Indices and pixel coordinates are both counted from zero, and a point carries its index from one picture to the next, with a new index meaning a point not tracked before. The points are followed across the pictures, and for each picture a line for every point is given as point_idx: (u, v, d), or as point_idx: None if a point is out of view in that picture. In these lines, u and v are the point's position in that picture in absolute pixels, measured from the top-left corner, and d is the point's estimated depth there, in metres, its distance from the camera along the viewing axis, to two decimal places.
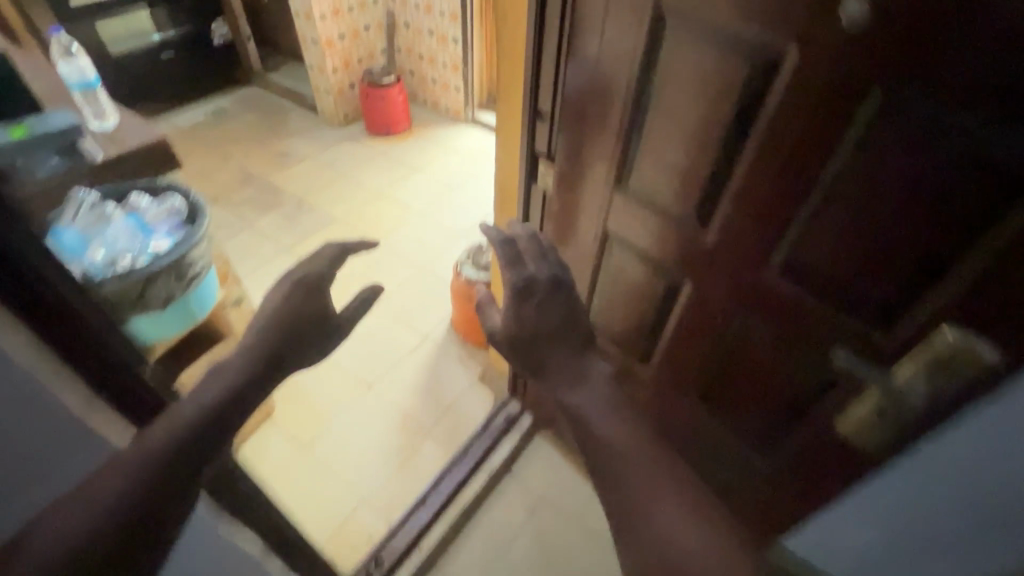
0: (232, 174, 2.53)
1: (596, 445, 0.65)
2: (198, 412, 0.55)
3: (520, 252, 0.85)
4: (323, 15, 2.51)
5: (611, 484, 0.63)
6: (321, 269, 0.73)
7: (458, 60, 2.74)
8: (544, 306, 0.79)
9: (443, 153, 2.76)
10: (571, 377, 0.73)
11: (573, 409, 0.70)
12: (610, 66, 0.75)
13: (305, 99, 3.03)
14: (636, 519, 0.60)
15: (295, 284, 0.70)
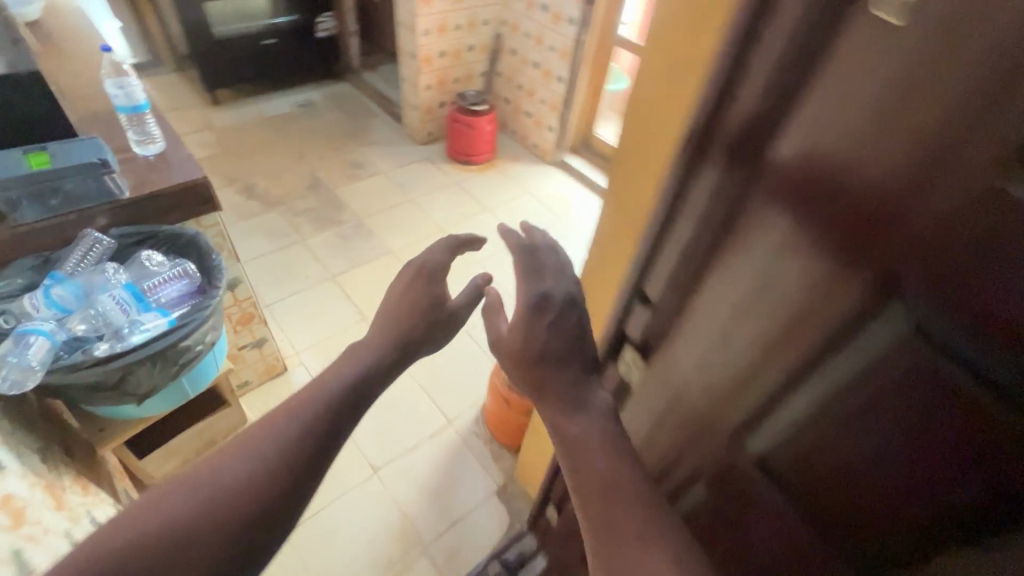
0: (301, 178, 2.44)
1: (583, 451, 0.54)
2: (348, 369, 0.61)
3: (542, 261, 0.63)
4: (427, 30, 2.35)
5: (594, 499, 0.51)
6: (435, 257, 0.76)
7: (558, 99, 2.51)
8: (560, 326, 0.59)
9: (520, 195, 2.54)
10: (573, 381, 0.59)
11: (572, 437, 0.55)
12: (792, 281, 0.43)
13: (393, 107, 2.91)
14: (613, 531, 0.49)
15: (412, 270, 0.75)
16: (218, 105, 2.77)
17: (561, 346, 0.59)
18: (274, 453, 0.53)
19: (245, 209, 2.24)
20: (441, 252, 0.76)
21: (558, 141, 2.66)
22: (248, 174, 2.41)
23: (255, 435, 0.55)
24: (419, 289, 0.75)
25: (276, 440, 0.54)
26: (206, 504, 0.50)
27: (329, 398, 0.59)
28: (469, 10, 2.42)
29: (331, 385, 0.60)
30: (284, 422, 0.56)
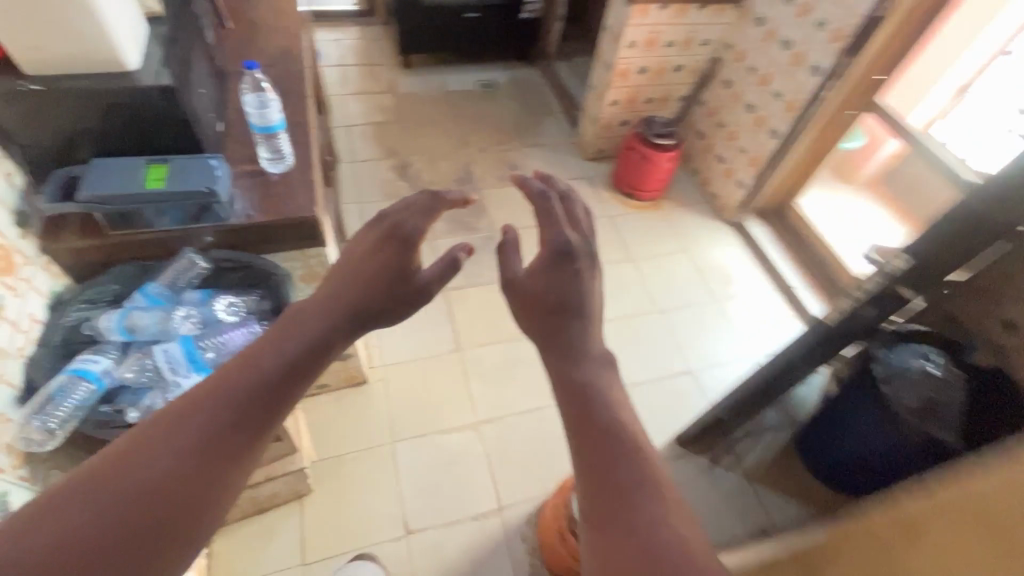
0: (455, 168, 2.35)
1: (590, 391, 0.70)
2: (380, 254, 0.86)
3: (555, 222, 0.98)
4: (634, 42, 2.02)
5: (595, 435, 0.63)
6: (411, 205, 0.93)
7: (763, 154, 2.04)
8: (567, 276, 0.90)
9: (677, 253, 2.17)
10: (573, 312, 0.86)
11: (576, 381, 0.72)
12: None
13: (572, 109, 2.66)
14: (613, 459, 0.60)
15: (386, 233, 0.88)
16: (407, 68, 2.77)
17: (573, 293, 0.88)
18: (225, 426, 0.53)
19: (393, 189, 2.22)
20: (416, 219, 0.90)
21: (745, 201, 2.20)
22: (408, 151, 2.38)
23: (194, 415, 0.52)
24: (397, 252, 0.85)
25: (218, 419, 0.53)
26: (119, 509, 0.46)
27: (291, 356, 0.61)
28: (690, 26, 2.03)
29: (282, 360, 0.60)
30: (217, 411, 0.53)
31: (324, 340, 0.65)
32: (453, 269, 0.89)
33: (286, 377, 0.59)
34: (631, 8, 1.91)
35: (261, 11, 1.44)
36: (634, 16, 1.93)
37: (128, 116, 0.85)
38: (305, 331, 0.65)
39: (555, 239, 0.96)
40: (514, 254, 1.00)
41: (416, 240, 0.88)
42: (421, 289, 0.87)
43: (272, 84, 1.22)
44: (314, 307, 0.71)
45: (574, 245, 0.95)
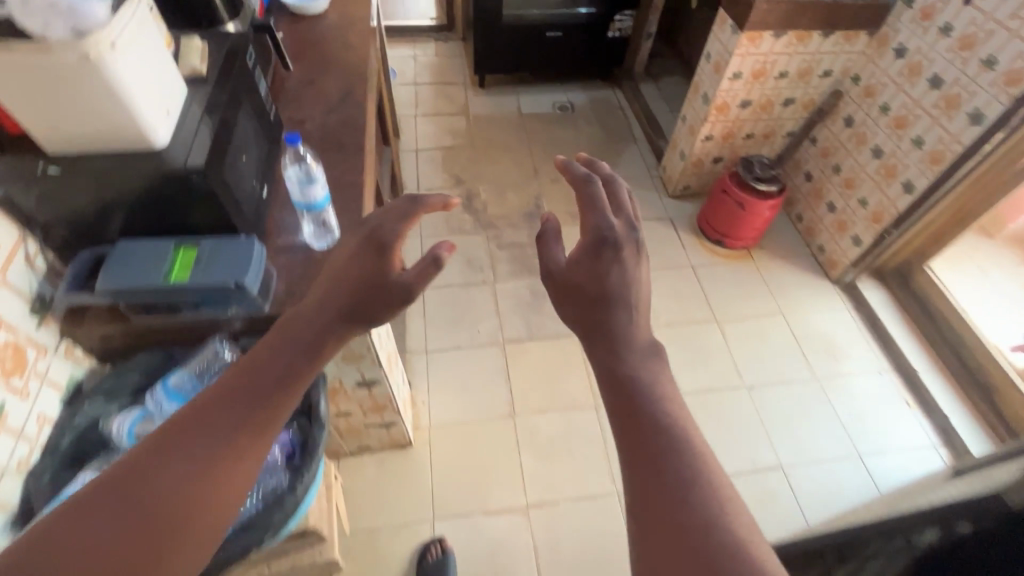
0: (524, 201, 2.18)
1: (631, 387, 0.57)
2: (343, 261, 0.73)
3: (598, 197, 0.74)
4: (738, 74, 1.76)
5: (639, 438, 0.53)
6: (396, 206, 0.77)
7: (890, 210, 1.71)
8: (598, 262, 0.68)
9: (770, 316, 1.88)
10: (618, 305, 0.65)
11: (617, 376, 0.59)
12: None
13: (656, 139, 2.42)
14: (657, 466, 0.50)
15: (365, 238, 0.74)
16: (481, 88, 2.64)
17: (618, 288, 0.66)
18: (228, 434, 0.58)
19: (457, 222, 2.09)
20: (389, 220, 0.74)
21: (860, 260, 1.87)
22: (476, 180, 2.24)
23: (200, 428, 0.57)
24: (371, 259, 0.71)
25: (222, 430, 0.57)
26: (140, 518, 0.52)
27: (283, 365, 0.63)
28: (809, 56, 1.74)
29: (282, 367, 0.63)
30: (222, 424, 0.58)
31: (321, 338, 0.66)
32: (435, 270, 0.70)
33: (286, 382, 0.62)
34: (740, 36, 1.65)
35: (329, 47, 1.34)
36: (742, 45, 1.67)
37: (155, 198, 0.74)
38: (303, 333, 0.66)
39: (599, 227, 0.70)
40: (551, 242, 0.76)
41: (393, 242, 0.72)
42: (398, 294, 0.70)
43: (330, 135, 1.11)
44: (306, 310, 0.69)
45: (621, 232, 0.70)
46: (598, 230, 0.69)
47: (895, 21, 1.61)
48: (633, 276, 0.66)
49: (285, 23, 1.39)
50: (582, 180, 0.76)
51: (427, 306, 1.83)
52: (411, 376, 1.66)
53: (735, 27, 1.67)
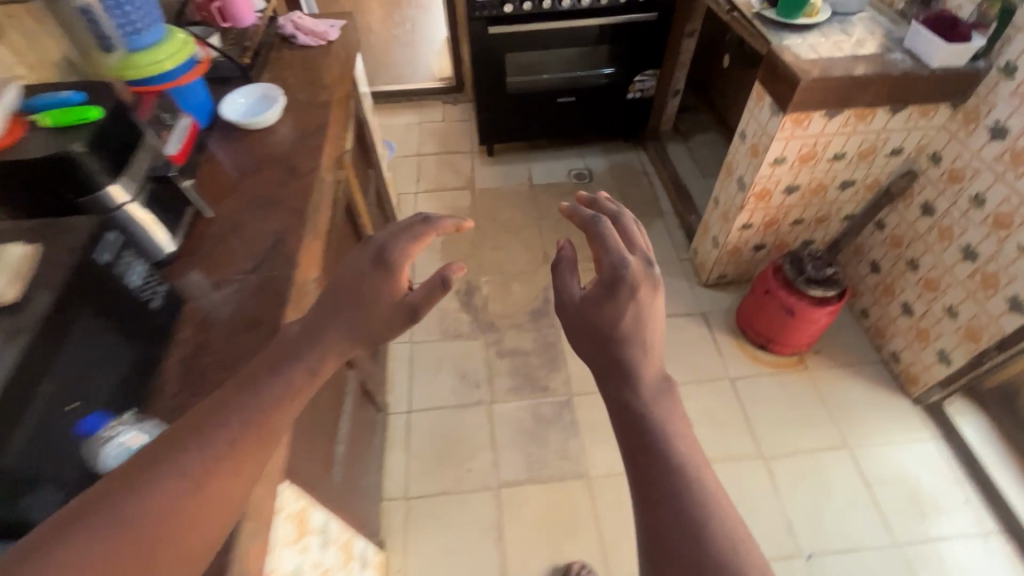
0: (531, 295, 1.91)
1: (642, 424, 0.55)
2: (345, 281, 0.63)
3: (606, 232, 0.70)
4: (782, 158, 1.44)
5: (650, 474, 0.52)
6: (403, 226, 0.67)
7: (991, 329, 1.33)
8: (607, 296, 0.64)
9: (829, 452, 1.52)
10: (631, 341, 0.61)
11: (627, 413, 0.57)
12: None
13: (685, 214, 2.11)
14: (668, 509, 0.50)
15: (371, 256, 0.64)
16: (489, 157, 2.41)
17: (629, 324, 0.62)
18: (222, 451, 0.48)
19: (452, 324, 1.84)
20: (399, 240, 0.65)
21: (949, 382, 1.48)
22: (478, 270, 1.99)
23: (190, 443, 0.48)
24: (376, 279, 0.63)
25: (212, 448, 0.48)
26: (112, 554, 0.42)
27: (288, 378, 0.54)
28: (873, 135, 1.40)
29: (277, 383, 0.53)
30: (211, 442, 0.48)
31: (321, 353, 0.57)
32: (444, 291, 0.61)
33: (282, 398, 0.53)
34: (783, 118, 1.33)
35: (272, 172, 1.14)
36: (785, 127, 1.35)
37: None
38: (303, 346, 0.57)
39: (611, 263, 0.67)
40: (565, 274, 0.72)
41: (401, 259, 0.64)
42: (403, 313, 0.61)
43: (244, 310, 0.88)
44: (301, 325, 0.60)
45: (635, 268, 0.66)
46: (614, 268, 0.65)
47: (990, 92, 1.26)
48: (646, 314, 0.63)
49: (226, 142, 1.19)
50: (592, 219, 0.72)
51: (411, 435, 1.57)
52: (386, 532, 1.40)
53: (776, 107, 1.35)
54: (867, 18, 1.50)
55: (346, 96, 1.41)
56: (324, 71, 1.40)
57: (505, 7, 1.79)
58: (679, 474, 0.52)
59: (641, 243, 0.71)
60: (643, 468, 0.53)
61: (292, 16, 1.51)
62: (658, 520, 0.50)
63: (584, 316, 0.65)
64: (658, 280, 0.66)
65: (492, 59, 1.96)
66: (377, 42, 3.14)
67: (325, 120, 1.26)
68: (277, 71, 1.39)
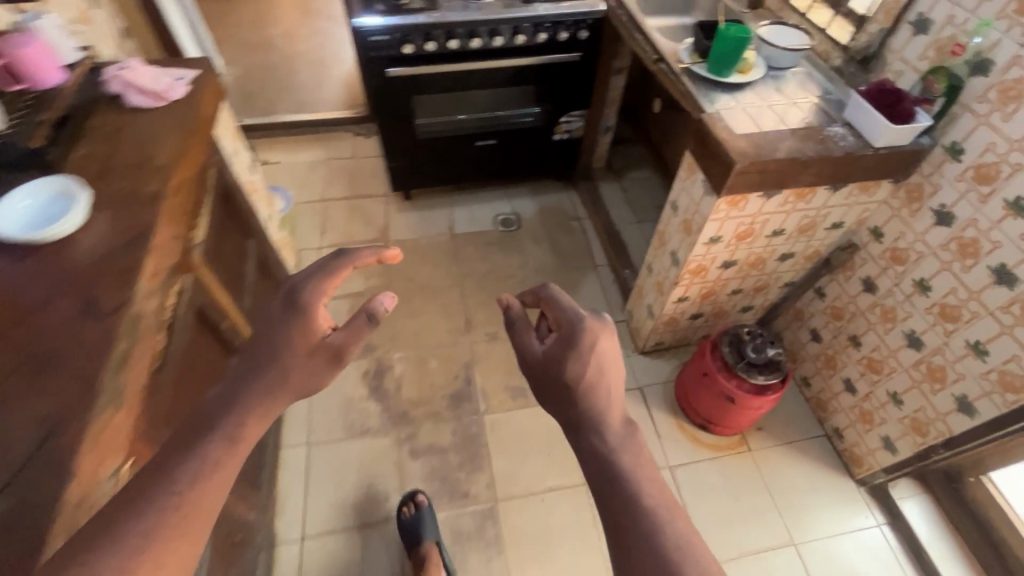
0: (450, 374, 1.68)
1: (611, 468, 0.60)
2: (266, 328, 0.64)
3: (557, 295, 0.78)
4: (717, 238, 1.28)
5: (621, 516, 0.56)
6: (315, 267, 0.69)
7: (938, 426, 1.23)
8: (571, 349, 0.70)
9: (779, 551, 1.40)
10: (594, 389, 0.67)
11: (599, 459, 0.61)
12: None
13: (620, 268, 1.94)
14: (641, 545, 0.54)
15: (287, 300, 0.66)
16: (405, 201, 2.15)
17: (590, 375, 0.68)
18: (139, 543, 0.46)
19: (358, 417, 1.58)
20: (312, 281, 0.67)
21: (895, 469, 1.39)
22: (390, 345, 1.74)
23: (107, 541, 0.46)
24: (293, 322, 0.64)
25: (130, 542, 0.46)
26: None
27: (205, 456, 0.52)
28: (813, 211, 1.26)
29: (194, 459, 0.51)
30: (126, 539, 0.46)
31: (240, 417, 0.56)
32: (370, 327, 0.65)
33: (201, 475, 0.51)
34: (717, 200, 1.17)
35: (58, 313, 0.84)
36: (719, 209, 1.19)
37: None
38: (219, 414, 0.56)
39: (569, 320, 0.74)
40: (524, 334, 0.78)
41: (313, 301, 0.66)
42: (326, 353, 0.63)
43: None
44: (222, 387, 0.59)
45: (588, 321, 0.73)
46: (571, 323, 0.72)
47: (934, 172, 1.14)
48: (604, 360, 0.69)
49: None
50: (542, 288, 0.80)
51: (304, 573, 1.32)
52: None
53: (708, 186, 1.18)
54: (802, 73, 1.35)
55: (192, 176, 1.12)
56: (160, 146, 1.10)
57: (404, 47, 1.53)
58: (650, 509, 0.56)
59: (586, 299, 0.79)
60: (616, 510, 0.57)
61: (123, 66, 1.20)
62: (632, 556, 0.54)
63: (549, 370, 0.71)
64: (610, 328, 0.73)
65: (397, 103, 1.70)
66: (279, 60, 2.79)
67: (149, 221, 0.96)
68: (94, 146, 1.09)
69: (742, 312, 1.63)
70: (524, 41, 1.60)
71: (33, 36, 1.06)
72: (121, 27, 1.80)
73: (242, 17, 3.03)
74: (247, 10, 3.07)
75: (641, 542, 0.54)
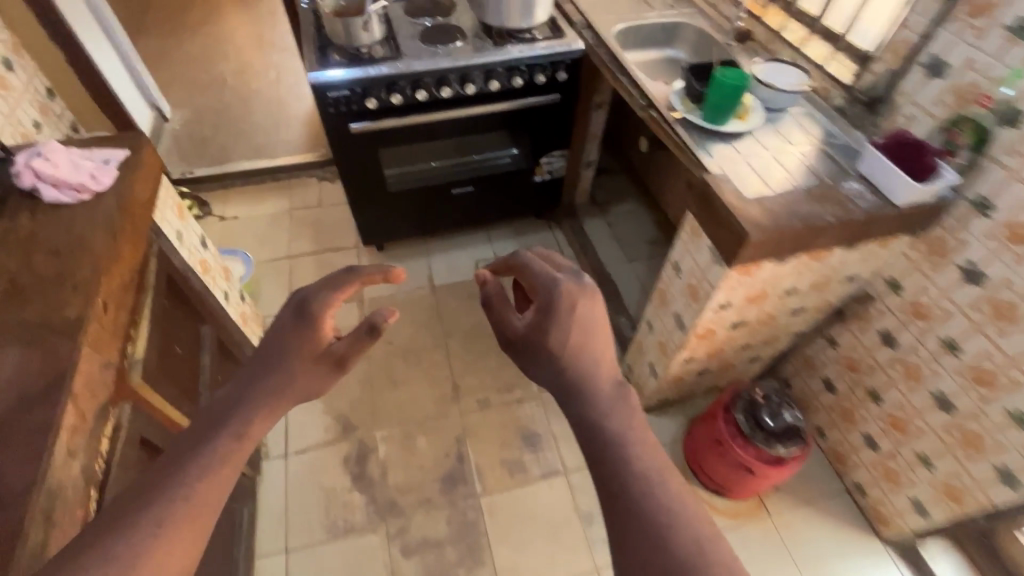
0: (439, 452, 1.53)
1: (603, 443, 0.48)
2: (276, 340, 0.57)
3: (528, 257, 0.64)
4: (727, 303, 1.16)
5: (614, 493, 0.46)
6: (332, 274, 0.61)
7: (977, 494, 1.13)
8: (548, 316, 0.56)
9: None
10: (579, 356, 0.54)
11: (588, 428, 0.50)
12: None
13: (614, 314, 1.82)
14: (636, 527, 0.43)
15: (296, 305, 0.59)
16: (378, 252, 1.99)
17: (573, 342, 0.55)
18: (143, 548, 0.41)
19: (340, 512, 1.42)
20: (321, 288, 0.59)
21: (928, 531, 1.29)
22: (372, 422, 1.58)
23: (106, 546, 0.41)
24: (300, 331, 0.57)
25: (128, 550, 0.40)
26: None
27: (214, 459, 0.46)
28: (828, 269, 1.15)
29: (203, 457, 0.46)
30: (122, 546, 0.41)
31: (249, 413, 0.50)
32: (372, 338, 0.56)
33: (207, 472, 0.45)
34: (728, 271, 1.05)
35: None
36: (731, 278, 1.07)
37: None
38: (228, 412, 0.50)
39: (545, 283, 0.60)
40: (500, 311, 0.64)
41: (323, 310, 0.58)
42: (326, 362, 0.56)
43: None
44: (231, 383, 0.53)
45: (567, 283, 0.59)
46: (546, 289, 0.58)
47: (960, 227, 1.04)
48: (589, 325, 0.55)
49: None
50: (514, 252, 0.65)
51: None
52: None
53: (717, 254, 1.07)
54: (802, 113, 1.25)
55: (123, 283, 0.95)
56: (82, 252, 0.93)
57: (367, 101, 1.39)
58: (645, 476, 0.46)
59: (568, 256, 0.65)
60: (608, 484, 0.46)
61: (37, 152, 1.03)
62: (628, 543, 0.44)
63: (528, 349, 0.57)
64: (593, 290, 0.58)
65: (363, 157, 1.55)
66: (233, 99, 2.60)
67: (68, 357, 0.80)
68: (2, 260, 0.91)
69: (749, 363, 1.53)
70: (499, 87, 1.47)
71: None
72: (44, 86, 1.60)
73: (189, 54, 2.83)
74: (195, 46, 2.87)
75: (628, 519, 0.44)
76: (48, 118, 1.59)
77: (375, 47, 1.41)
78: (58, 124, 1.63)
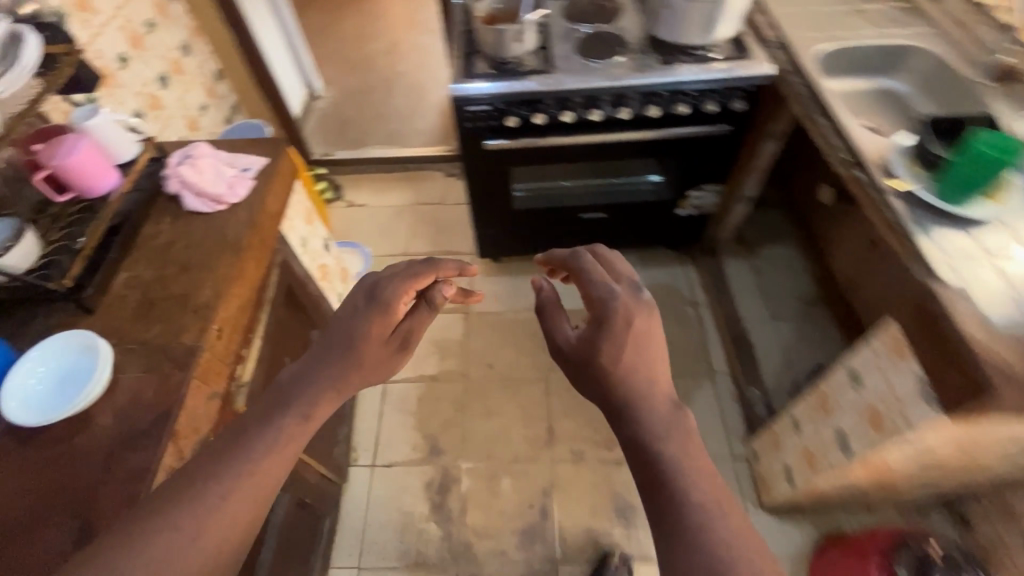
0: (524, 501, 1.42)
1: (654, 460, 0.53)
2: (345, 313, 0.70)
3: (586, 265, 0.73)
4: (922, 443, 0.89)
5: (663, 508, 0.51)
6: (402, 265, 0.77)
7: None
8: (604, 327, 0.64)
9: None
10: (632, 371, 0.60)
11: (640, 445, 0.55)
12: None
13: (744, 383, 1.56)
14: (687, 549, 0.48)
15: (366, 288, 0.71)
16: (493, 263, 1.90)
17: (626, 355, 0.62)
18: (214, 503, 0.53)
19: (415, 542, 1.38)
20: (391, 277, 0.73)
21: None
22: (460, 450, 1.51)
23: (192, 492, 0.54)
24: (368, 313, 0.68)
25: (207, 500, 0.53)
26: None
27: (276, 438, 0.58)
28: None
29: (269, 433, 0.58)
30: (205, 498, 0.53)
31: (313, 397, 0.62)
32: (432, 313, 0.76)
33: (274, 447, 0.57)
34: (944, 419, 0.78)
35: (53, 537, 0.68)
36: (944, 425, 0.81)
37: None
38: (290, 394, 0.62)
39: (602, 295, 0.67)
40: (556, 316, 0.73)
41: (394, 297, 0.71)
42: (396, 341, 0.69)
43: None
44: (295, 367, 0.65)
45: (624, 296, 0.66)
46: (604, 301, 0.66)
47: None
48: (643, 340, 0.62)
49: (1, 448, 0.73)
50: (570, 258, 0.75)
51: None
52: None
53: (930, 391, 0.80)
54: None
55: (242, 305, 0.93)
56: (209, 270, 0.92)
57: (506, 119, 1.26)
58: (687, 493, 0.51)
59: (624, 272, 0.72)
60: (657, 502, 0.51)
61: (188, 155, 1.05)
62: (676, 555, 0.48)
63: (581, 357, 0.64)
64: (649, 306, 0.66)
65: (492, 174, 1.44)
66: (379, 81, 2.63)
67: (176, 391, 0.78)
68: (140, 268, 0.93)
69: (921, 492, 1.21)
70: (658, 113, 1.26)
71: (83, 139, 0.91)
72: (215, 69, 1.69)
73: (347, 31, 2.91)
74: (354, 24, 2.95)
75: (670, 524, 0.49)
76: (214, 100, 1.68)
77: (525, 58, 1.26)
78: (222, 105, 1.73)
